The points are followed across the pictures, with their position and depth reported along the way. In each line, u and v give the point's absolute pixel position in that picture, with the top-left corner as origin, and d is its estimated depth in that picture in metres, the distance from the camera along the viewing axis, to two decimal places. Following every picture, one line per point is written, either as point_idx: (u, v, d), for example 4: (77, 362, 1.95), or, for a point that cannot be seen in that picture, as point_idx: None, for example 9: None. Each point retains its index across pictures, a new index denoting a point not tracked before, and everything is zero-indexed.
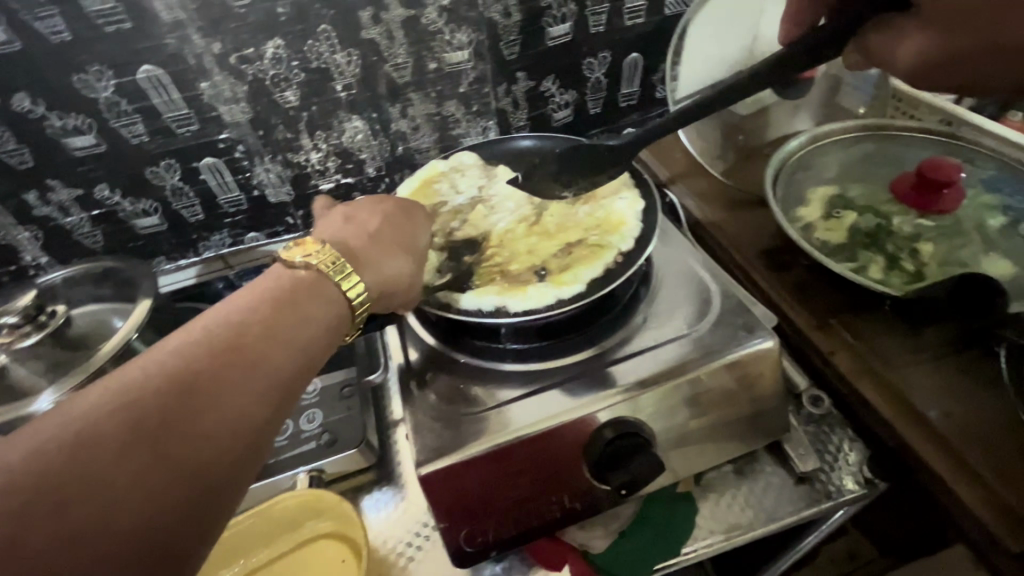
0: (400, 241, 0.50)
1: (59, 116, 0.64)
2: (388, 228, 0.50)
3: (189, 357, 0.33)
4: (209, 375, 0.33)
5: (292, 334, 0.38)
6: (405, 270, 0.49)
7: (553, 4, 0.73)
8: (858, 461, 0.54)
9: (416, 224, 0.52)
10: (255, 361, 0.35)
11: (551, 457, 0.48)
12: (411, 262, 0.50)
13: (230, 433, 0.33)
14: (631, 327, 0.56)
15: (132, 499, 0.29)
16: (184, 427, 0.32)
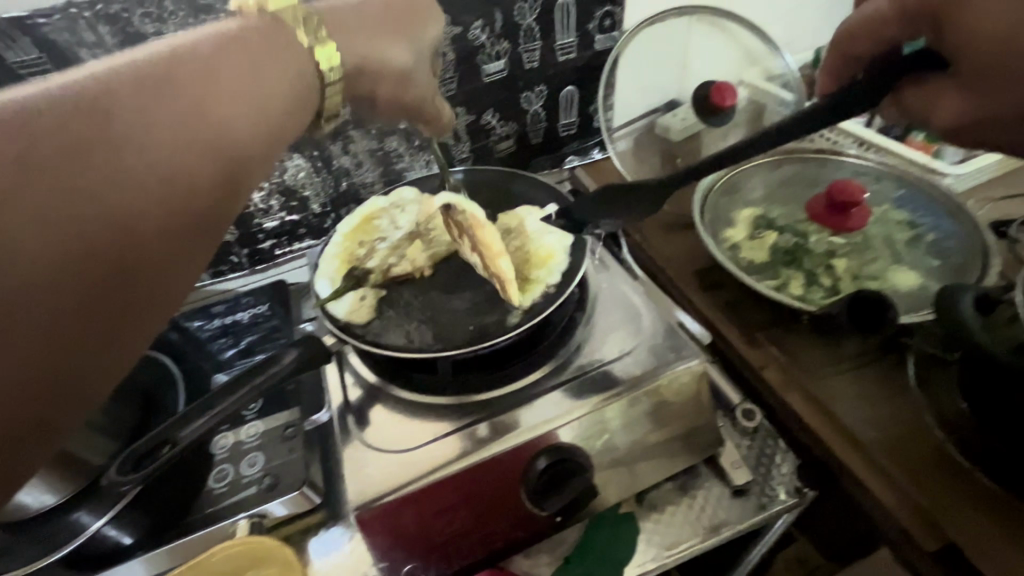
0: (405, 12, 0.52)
1: None
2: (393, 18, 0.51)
3: (107, 84, 0.31)
4: (131, 93, 0.32)
5: (235, 78, 0.36)
6: (420, 76, 0.54)
7: (486, 43, 0.76)
8: (790, 472, 0.56)
9: (419, 32, 0.52)
10: (196, 99, 0.34)
11: (489, 487, 0.49)
12: (423, 87, 0.54)
13: (167, 165, 0.32)
14: (570, 352, 0.57)
15: (22, 264, 0.27)
16: (104, 151, 0.30)
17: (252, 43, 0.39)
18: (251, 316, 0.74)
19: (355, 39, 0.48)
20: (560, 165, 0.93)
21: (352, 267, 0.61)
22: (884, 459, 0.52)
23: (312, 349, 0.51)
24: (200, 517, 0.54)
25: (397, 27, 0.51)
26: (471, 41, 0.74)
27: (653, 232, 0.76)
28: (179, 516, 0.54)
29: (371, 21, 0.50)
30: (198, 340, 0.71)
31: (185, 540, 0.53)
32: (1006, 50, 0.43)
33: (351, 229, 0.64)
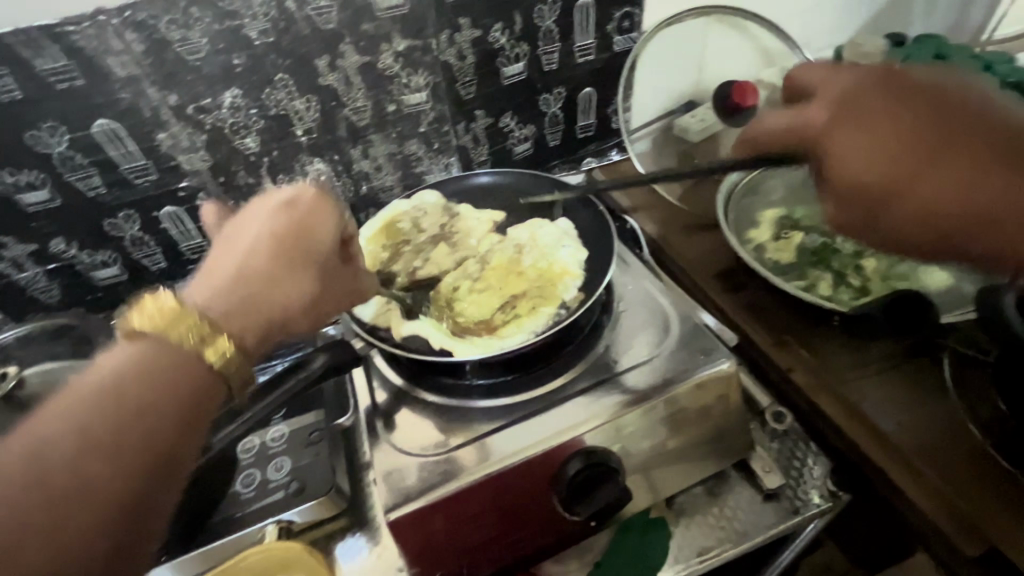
0: (318, 242, 0.47)
1: (11, 172, 0.63)
2: (305, 235, 0.47)
3: (55, 473, 0.32)
4: (85, 475, 0.32)
5: (158, 401, 0.35)
6: (334, 288, 0.48)
7: (505, 45, 0.75)
8: (823, 475, 0.56)
9: (319, 234, 0.48)
10: (129, 450, 0.33)
11: (520, 492, 0.48)
12: (338, 290, 0.49)
13: (116, 495, 0.33)
14: (595, 356, 0.57)
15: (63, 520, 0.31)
16: (74, 482, 0.32)
17: (155, 366, 0.36)
18: None
19: (260, 302, 0.42)
20: (577, 167, 0.93)
21: (376, 270, 0.60)
22: (921, 464, 0.50)
23: (340, 354, 0.51)
24: (226, 521, 0.54)
25: (304, 257, 0.46)
26: (491, 44, 0.74)
27: (674, 234, 0.75)
28: (205, 520, 0.54)
29: (265, 249, 0.44)
30: None
31: (213, 546, 0.53)
32: (882, 162, 0.45)
33: (374, 232, 0.64)
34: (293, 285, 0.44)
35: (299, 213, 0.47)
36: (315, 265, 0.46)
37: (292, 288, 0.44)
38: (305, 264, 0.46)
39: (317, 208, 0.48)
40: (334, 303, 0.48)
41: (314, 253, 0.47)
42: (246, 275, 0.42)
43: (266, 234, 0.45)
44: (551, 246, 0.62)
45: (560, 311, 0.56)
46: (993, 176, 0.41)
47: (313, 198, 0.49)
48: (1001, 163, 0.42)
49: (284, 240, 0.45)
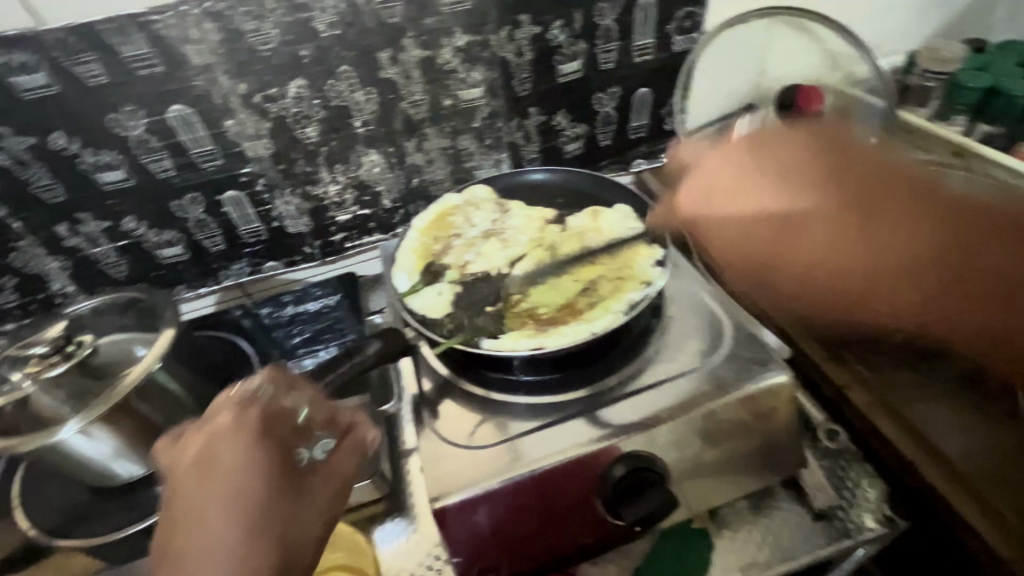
0: (260, 479, 0.37)
1: (92, 152, 0.67)
2: (239, 481, 0.36)
3: None
4: None
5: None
6: (321, 493, 0.40)
7: (564, 43, 0.75)
8: (879, 500, 0.53)
9: (253, 471, 0.37)
10: None
11: (563, 493, 0.48)
12: (331, 496, 0.41)
13: None
14: (643, 361, 0.56)
15: None
16: None
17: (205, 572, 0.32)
18: (322, 306, 0.79)
19: (280, 500, 0.37)
20: (627, 168, 0.92)
21: (429, 262, 0.61)
22: (988, 492, 0.49)
23: (392, 343, 0.52)
24: None
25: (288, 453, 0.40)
26: (549, 41, 0.74)
27: None
28: None
29: (225, 499, 0.35)
30: (273, 328, 0.78)
31: None
32: (743, 235, 0.63)
33: (427, 222, 0.65)
34: (257, 542, 0.34)
35: (252, 413, 0.40)
36: (274, 500, 0.37)
37: (258, 543, 0.34)
38: (257, 512, 0.36)
39: (255, 439, 0.38)
40: (310, 527, 0.38)
41: (275, 489, 0.37)
42: (237, 489, 0.36)
43: (230, 469, 0.37)
44: (614, 234, 0.61)
45: (639, 295, 0.53)
46: (832, 244, 0.57)
47: (257, 412, 0.40)
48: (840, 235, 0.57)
49: (245, 486, 0.36)
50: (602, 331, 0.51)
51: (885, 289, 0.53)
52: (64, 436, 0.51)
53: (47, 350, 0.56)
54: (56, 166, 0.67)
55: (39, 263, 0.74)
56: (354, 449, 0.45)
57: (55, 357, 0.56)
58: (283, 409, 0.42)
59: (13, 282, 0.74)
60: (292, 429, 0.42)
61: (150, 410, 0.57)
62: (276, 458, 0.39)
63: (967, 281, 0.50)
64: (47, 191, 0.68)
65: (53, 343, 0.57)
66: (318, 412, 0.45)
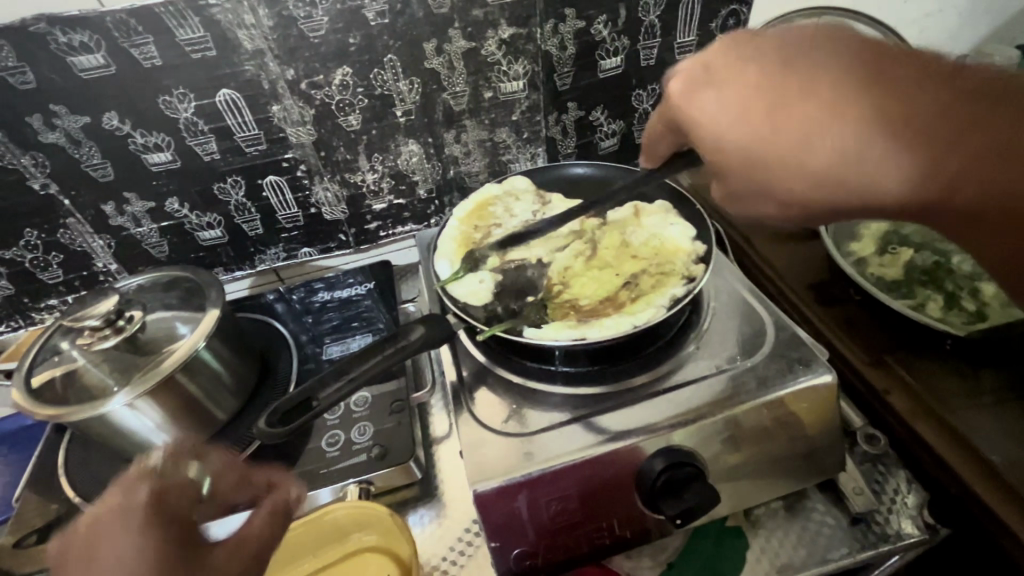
0: (148, 552, 0.36)
1: (142, 133, 0.68)
2: (121, 561, 0.35)
3: None
4: None
5: None
6: (226, 556, 0.39)
7: (607, 38, 0.75)
8: (918, 504, 0.52)
9: (141, 539, 0.36)
10: None
11: (602, 482, 0.48)
12: (237, 560, 0.39)
13: None
14: (683, 356, 0.56)
15: None
16: None
17: None
18: (353, 294, 0.81)
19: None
20: None
21: (469, 249, 0.62)
22: None
23: (434, 329, 0.52)
24: (314, 476, 0.59)
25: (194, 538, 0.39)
26: (593, 36, 0.74)
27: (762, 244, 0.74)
28: (290, 467, 0.60)
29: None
30: (309, 312, 0.79)
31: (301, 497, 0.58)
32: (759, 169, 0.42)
33: (467, 211, 0.66)
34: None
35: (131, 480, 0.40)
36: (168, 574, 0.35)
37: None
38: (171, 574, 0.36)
39: (143, 522, 0.37)
40: None
41: (170, 559, 0.36)
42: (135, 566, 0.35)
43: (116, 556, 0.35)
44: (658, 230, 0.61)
45: (681, 289, 0.53)
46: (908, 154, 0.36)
47: (146, 490, 0.39)
48: (946, 115, 0.35)
49: (121, 560, 0.35)
50: (645, 324, 0.51)
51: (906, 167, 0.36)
52: (112, 408, 0.53)
53: (99, 323, 0.57)
54: (107, 145, 0.68)
55: (85, 241, 0.75)
56: (276, 512, 0.45)
57: (106, 330, 0.57)
58: (177, 484, 0.41)
59: (59, 258, 0.76)
60: (187, 492, 0.42)
61: (194, 386, 0.58)
62: (180, 532, 0.39)
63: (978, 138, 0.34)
64: (98, 169, 0.70)
65: (103, 316, 0.57)
66: (226, 483, 0.47)
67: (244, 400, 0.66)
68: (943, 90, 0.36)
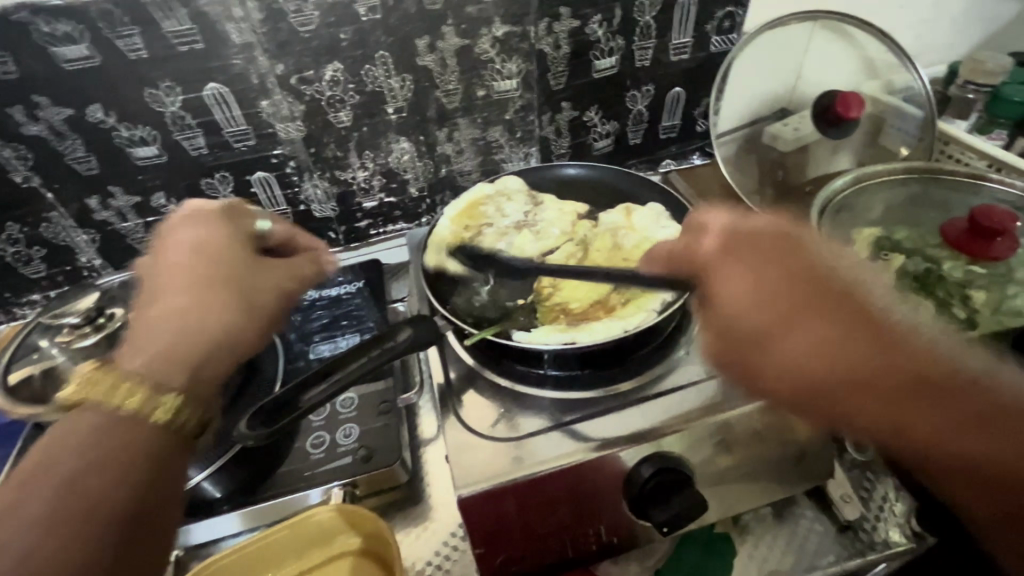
0: (213, 237, 0.47)
1: (128, 127, 0.67)
2: (199, 233, 0.47)
3: (151, 353, 0.39)
4: (171, 308, 0.42)
5: (210, 312, 0.42)
6: (271, 268, 0.49)
7: (601, 38, 0.74)
8: (907, 511, 0.51)
9: (212, 228, 0.48)
10: (219, 356, 0.42)
11: (590, 489, 0.47)
12: (282, 274, 0.50)
13: (199, 331, 0.41)
14: (674, 361, 0.55)
15: (175, 366, 0.39)
16: (160, 323, 0.41)
17: (189, 263, 0.44)
18: (342, 293, 0.80)
19: (245, 261, 0.48)
20: (655, 168, 0.91)
21: (461, 249, 0.60)
22: None
23: (423, 330, 0.51)
24: (300, 478, 0.58)
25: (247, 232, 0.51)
26: (588, 35, 0.73)
27: None
28: (276, 469, 0.59)
29: (184, 245, 0.46)
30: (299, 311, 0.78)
31: (287, 498, 0.57)
32: (766, 328, 0.43)
33: (459, 209, 0.64)
34: (206, 276, 0.44)
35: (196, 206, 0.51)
36: (225, 250, 0.47)
37: (213, 285, 0.44)
38: (221, 256, 0.46)
39: (216, 215, 0.50)
40: (270, 284, 0.48)
41: (232, 238, 0.49)
42: (203, 248, 0.46)
43: (190, 235, 0.47)
44: (648, 233, 0.60)
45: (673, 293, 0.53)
46: (863, 370, 0.40)
47: (218, 206, 0.51)
48: (893, 369, 0.40)
49: (202, 238, 0.47)
50: (635, 329, 0.50)
51: (875, 399, 0.40)
52: None
53: (79, 321, 0.56)
54: (91, 138, 0.67)
55: (69, 235, 0.74)
56: (314, 259, 0.53)
57: (86, 328, 0.56)
58: (252, 215, 0.53)
59: (42, 253, 0.75)
60: (258, 226, 0.53)
61: None
62: (242, 231, 0.50)
63: (975, 417, 0.38)
64: (82, 163, 0.69)
65: (84, 314, 0.56)
66: (280, 230, 0.54)
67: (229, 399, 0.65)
68: (861, 320, 0.41)
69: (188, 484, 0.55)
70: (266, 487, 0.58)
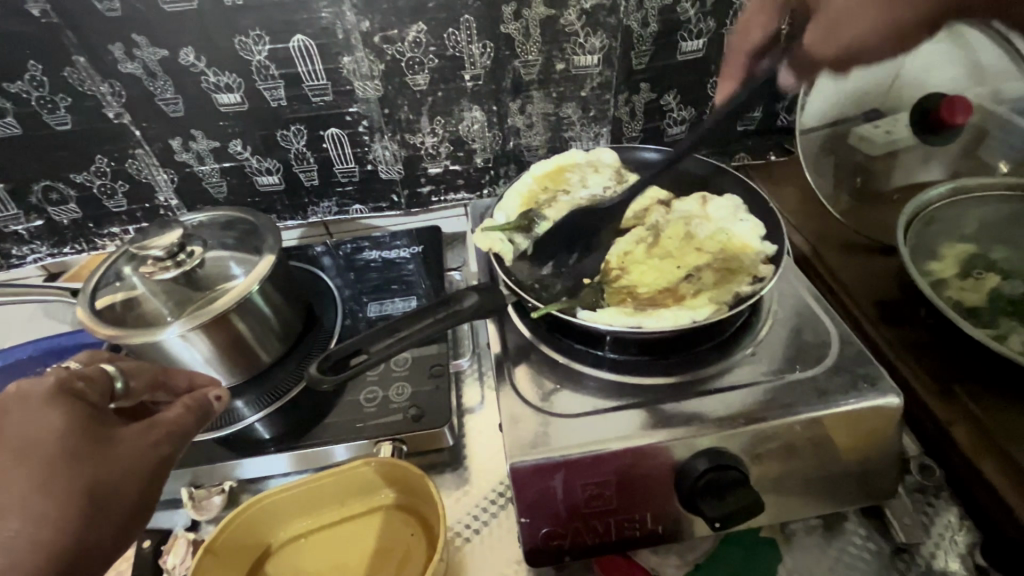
0: (62, 430, 0.36)
1: (215, 73, 0.69)
2: (33, 429, 0.35)
3: None
4: None
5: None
6: (136, 440, 0.39)
7: (692, 18, 0.71)
8: (969, 545, 0.50)
9: (57, 419, 0.36)
10: None
11: (641, 476, 0.47)
12: (152, 442, 0.40)
13: None
14: (736, 359, 0.54)
15: None
16: None
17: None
18: (398, 256, 0.81)
19: (94, 455, 0.36)
20: (727, 161, 0.87)
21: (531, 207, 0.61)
22: None
23: (488, 299, 0.51)
24: (352, 428, 0.60)
25: (95, 416, 0.39)
26: (678, 14, 0.71)
27: (829, 255, 0.71)
28: (329, 416, 0.62)
29: (11, 453, 0.34)
30: (359, 269, 0.80)
31: (338, 446, 0.59)
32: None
33: (542, 175, 0.65)
34: (52, 488, 0.34)
35: (13, 398, 0.37)
36: (68, 456, 0.35)
37: (58, 500, 0.33)
38: (67, 460, 0.35)
39: (46, 397, 0.37)
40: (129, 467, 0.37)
41: (84, 426, 0.37)
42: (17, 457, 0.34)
43: (26, 432, 0.35)
44: (724, 225, 0.58)
45: (746, 287, 0.51)
46: None
47: (53, 378, 0.39)
48: None
49: (39, 437, 0.35)
50: (704, 321, 0.49)
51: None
52: (167, 336, 0.54)
53: (161, 255, 0.58)
54: (180, 81, 0.69)
55: (150, 173, 0.77)
56: (192, 408, 0.43)
57: (168, 262, 0.58)
58: (92, 378, 0.41)
59: (125, 188, 0.78)
60: (105, 391, 0.41)
61: (245, 327, 0.60)
62: (84, 413, 0.38)
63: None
64: (169, 104, 0.71)
65: (166, 248, 0.58)
66: (141, 381, 0.45)
67: (288, 348, 0.67)
68: None
69: (240, 424, 0.61)
70: (318, 432, 0.60)
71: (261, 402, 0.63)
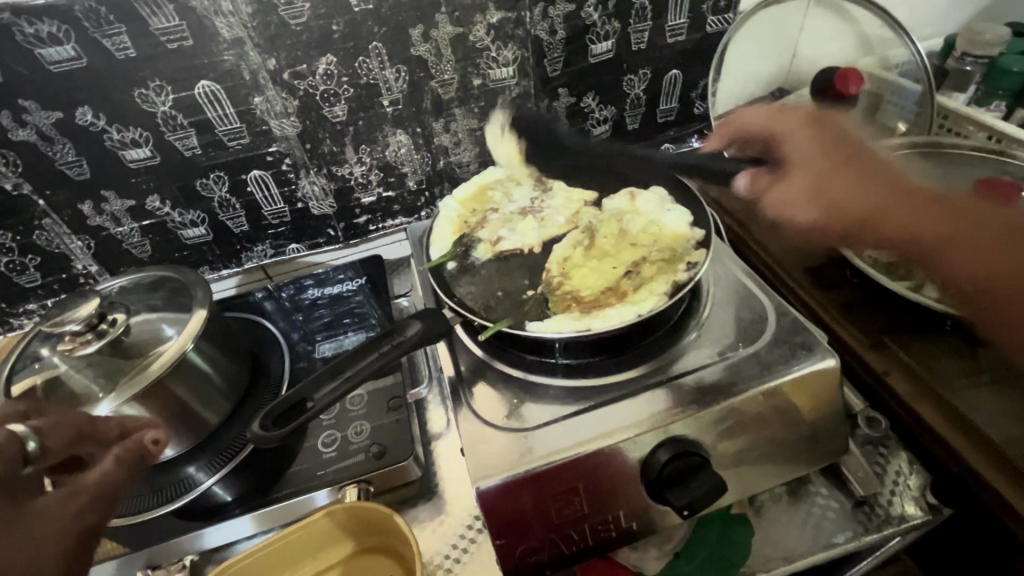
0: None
1: (119, 129, 0.66)
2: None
3: None
4: None
5: None
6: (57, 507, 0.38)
7: (597, 22, 0.73)
8: (921, 486, 0.52)
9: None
10: None
11: (608, 474, 0.47)
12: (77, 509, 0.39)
13: None
14: (685, 345, 0.55)
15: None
16: None
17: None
18: (343, 290, 0.79)
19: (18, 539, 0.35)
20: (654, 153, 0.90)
21: (464, 233, 0.62)
22: None
23: (433, 324, 0.51)
24: (313, 479, 0.58)
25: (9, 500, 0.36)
26: (583, 19, 0.73)
27: (759, 230, 0.74)
28: (290, 467, 0.59)
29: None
30: (300, 309, 0.77)
31: (302, 498, 0.57)
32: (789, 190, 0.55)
33: (465, 197, 0.66)
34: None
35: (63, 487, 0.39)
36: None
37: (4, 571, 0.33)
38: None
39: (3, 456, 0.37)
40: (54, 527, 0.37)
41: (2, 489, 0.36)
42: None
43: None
44: (655, 217, 0.60)
45: (684, 276, 0.53)
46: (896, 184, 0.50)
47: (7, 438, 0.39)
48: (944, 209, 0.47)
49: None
50: (647, 313, 0.50)
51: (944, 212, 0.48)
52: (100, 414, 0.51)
53: (79, 328, 0.55)
54: (80, 142, 0.66)
55: (63, 242, 0.73)
56: (124, 463, 0.44)
57: (88, 335, 0.55)
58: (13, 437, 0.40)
59: (36, 261, 0.73)
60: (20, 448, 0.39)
61: (185, 391, 0.57)
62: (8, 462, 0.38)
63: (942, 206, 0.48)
64: (73, 167, 0.67)
65: (85, 320, 0.55)
66: (57, 441, 0.44)
67: (237, 403, 0.64)
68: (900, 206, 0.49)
69: (196, 490, 0.58)
70: (281, 486, 0.58)
71: (215, 464, 0.60)
